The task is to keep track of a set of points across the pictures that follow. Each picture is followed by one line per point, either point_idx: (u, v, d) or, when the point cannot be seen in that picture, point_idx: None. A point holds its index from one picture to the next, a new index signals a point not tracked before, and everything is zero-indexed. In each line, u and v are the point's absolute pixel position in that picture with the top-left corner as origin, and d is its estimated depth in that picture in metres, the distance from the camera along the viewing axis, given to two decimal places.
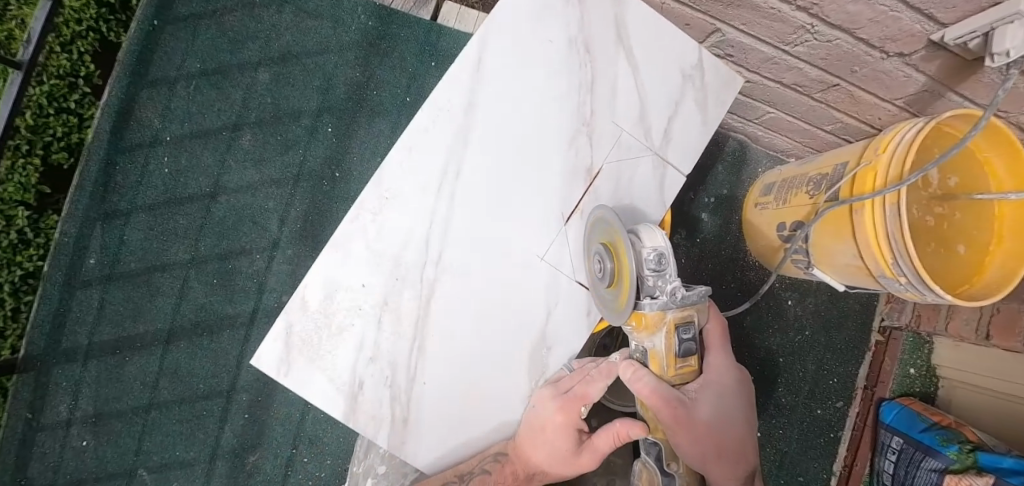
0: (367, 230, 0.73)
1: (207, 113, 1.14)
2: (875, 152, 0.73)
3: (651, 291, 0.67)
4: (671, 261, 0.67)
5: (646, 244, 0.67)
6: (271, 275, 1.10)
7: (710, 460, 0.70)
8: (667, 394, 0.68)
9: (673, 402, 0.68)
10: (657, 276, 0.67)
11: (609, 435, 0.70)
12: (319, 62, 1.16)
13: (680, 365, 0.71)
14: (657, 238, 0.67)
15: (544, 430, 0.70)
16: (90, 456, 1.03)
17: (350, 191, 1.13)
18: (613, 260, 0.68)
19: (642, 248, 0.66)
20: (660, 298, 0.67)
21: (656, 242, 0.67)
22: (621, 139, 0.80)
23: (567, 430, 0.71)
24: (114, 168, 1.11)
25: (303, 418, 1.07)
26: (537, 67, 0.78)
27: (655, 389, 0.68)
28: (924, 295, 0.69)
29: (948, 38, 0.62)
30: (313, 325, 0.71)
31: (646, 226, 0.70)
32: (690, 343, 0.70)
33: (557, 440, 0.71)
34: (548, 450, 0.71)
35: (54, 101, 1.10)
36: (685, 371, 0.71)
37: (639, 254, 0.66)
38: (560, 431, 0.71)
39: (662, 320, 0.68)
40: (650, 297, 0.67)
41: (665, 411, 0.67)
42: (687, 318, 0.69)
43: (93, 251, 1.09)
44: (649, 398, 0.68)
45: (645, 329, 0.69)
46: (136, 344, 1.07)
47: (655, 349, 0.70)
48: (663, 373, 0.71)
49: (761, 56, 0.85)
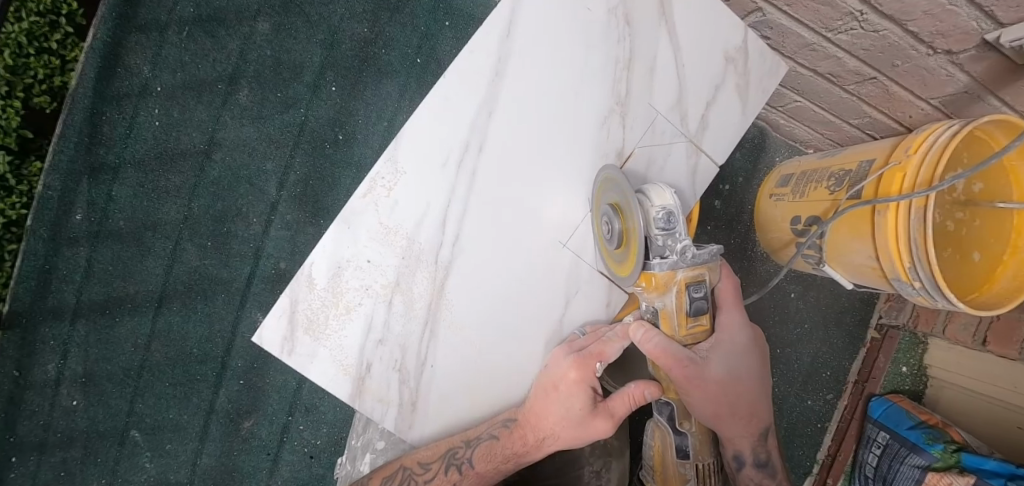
0: (380, 205, 0.69)
1: (202, 63, 1.06)
2: (906, 153, 0.69)
3: (660, 251, 0.64)
4: (681, 219, 0.64)
5: (655, 203, 0.64)
6: (268, 241, 1.06)
7: (721, 417, 0.72)
8: (677, 352, 0.67)
9: (684, 360, 0.67)
10: (667, 235, 0.63)
11: (625, 399, 0.67)
12: (324, 14, 1.08)
13: (692, 325, 0.69)
14: (666, 196, 0.64)
15: (555, 389, 0.68)
16: (80, 416, 1.02)
17: (354, 156, 1.08)
18: (621, 220, 0.65)
19: (650, 207, 0.63)
20: (670, 258, 0.64)
21: (665, 201, 0.64)
22: (654, 123, 0.76)
23: (581, 388, 0.67)
24: (100, 117, 1.03)
25: (299, 386, 1.07)
26: (571, 37, 0.72)
27: (665, 347, 0.66)
28: (935, 302, 0.66)
29: (1004, 39, 0.57)
30: (321, 303, 0.68)
31: (655, 185, 0.66)
32: (701, 302, 0.67)
33: (570, 399, 0.67)
34: (561, 410, 0.67)
35: (35, 40, 1.00)
36: (697, 331, 0.70)
37: (649, 213, 0.64)
38: (574, 389, 0.67)
39: (672, 279, 0.66)
40: (659, 257, 0.64)
41: (676, 369, 0.67)
42: (699, 277, 0.66)
43: (79, 206, 1.03)
44: (660, 358, 0.67)
45: (656, 289, 0.66)
46: (126, 304, 1.04)
47: (666, 308, 0.68)
48: (675, 333, 0.69)
49: (800, 41, 0.80)
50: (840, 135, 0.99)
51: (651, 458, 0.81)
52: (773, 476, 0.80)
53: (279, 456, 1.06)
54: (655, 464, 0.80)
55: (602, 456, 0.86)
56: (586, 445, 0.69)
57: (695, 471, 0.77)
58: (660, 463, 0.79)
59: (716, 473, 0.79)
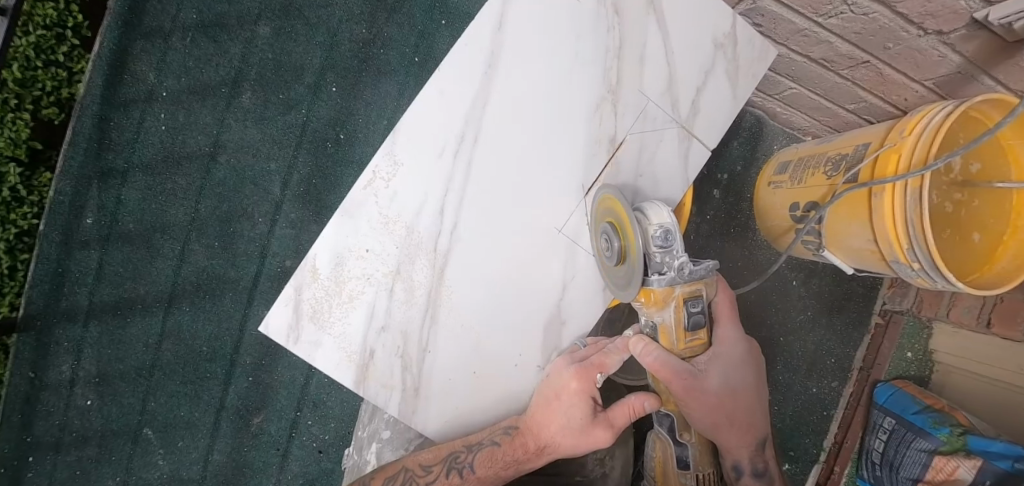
0: (379, 196, 0.70)
1: (205, 67, 1.08)
2: (900, 134, 0.69)
3: (659, 268, 0.65)
4: (678, 236, 0.65)
5: (652, 221, 0.65)
6: (273, 240, 1.08)
7: (721, 427, 0.73)
8: (676, 367, 0.68)
9: (683, 374, 0.68)
10: (664, 252, 0.65)
11: (626, 409, 0.69)
12: (323, 16, 1.10)
13: (690, 338, 0.70)
14: (664, 215, 0.66)
15: (557, 399, 0.69)
16: (95, 415, 1.04)
17: (355, 154, 1.10)
18: (620, 238, 0.67)
19: (648, 226, 0.65)
20: (667, 274, 0.66)
21: (662, 219, 0.65)
22: (646, 110, 0.77)
23: (582, 398, 0.68)
24: (108, 123, 1.06)
25: (307, 382, 1.08)
26: (562, 28, 0.74)
27: (664, 361, 0.68)
28: (935, 283, 0.66)
29: (992, 17, 0.57)
30: (324, 293, 0.70)
31: (653, 204, 0.68)
32: (698, 316, 0.69)
33: (572, 409, 0.69)
34: (563, 419, 0.68)
35: (42, 53, 1.02)
36: (695, 344, 0.71)
37: (646, 231, 0.65)
38: (575, 399, 0.68)
39: (670, 295, 0.67)
40: (658, 273, 0.66)
41: (676, 382, 0.69)
42: (695, 292, 0.68)
43: (90, 211, 1.06)
44: (659, 371, 0.68)
45: (655, 305, 0.68)
46: (137, 305, 1.06)
47: (665, 323, 0.69)
48: (673, 347, 0.70)
49: (791, 27, 0.81)
50: (837, 121, 0.99)
51: (653, 470, 0.83)
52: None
53: (288, 451, 1.08)
54: (657, 474, 0.82)
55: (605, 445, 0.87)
56: (586, 454, 0.70)
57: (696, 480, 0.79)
58: (662, 473, 0.81)
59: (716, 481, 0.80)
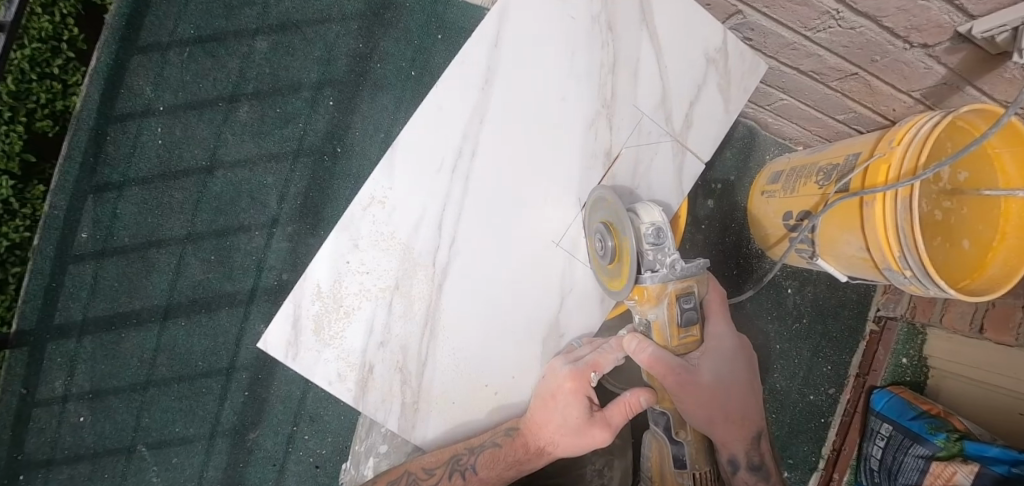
0: (378, 211, 0.71)
1: (202, 83, 1.09)
2: (890, 145, 0.70)
3: (651, 265, 0.66)
4: (669, 234, 0.66)
5: (644, 219, 0.66)
6: (271, 253, 1.08)
7: (715, 422, 0.74)
8: (671, 362, 0.68)
9: (677, 369, 0.69)
10: (656, 249, 0.66)
11: (621, 408, 0.68)
12: (320, 32, 1.12)
13: (684, 335, 0.71)
14: (655, 213, 0.66)
15: (553, 398, 0.69)
16: (88, 432, 1.03)
17: (352, 168, 1.10)
18: (613, 238, 0.67)
19: (640, 224, 0.65)
20: (660, 271, 0.67)
21: (653, 218, 0.66)
22: (640, 124, 0.78)
23: (578, 398, 0.68)
24: (104, 138, 1.07)
25: (304, 396, 1.08)
26: (557, 44, 0.75)
27: (660, 357, 0.68)
28: (927, 289, 0.66)
29: (976, 31, 0.58)
30: (322, 309, 0.70)
31: (644, 202, 0.68)
32: (691, 313, 0.70)
33: (568, 408, 0.68)
34: (559, 418, 0.68)
35: (37, 66, 1.04)
36: (689, 341, 0.72)
37: (638, 230, 0.66)
38: (570, 398, 0.68)
39: (663, 292, 0.68)
40: (650, 270, 0.67)
41: (671, 378, 0.69)
42: (688, 289, 0.69)
43: (85, 226, 1.05)
44: (652, 367, 0.68)
45: (648, 302, 0.69)
46: (131, 320, 1.05)
47: (658, 321, 0.70)
48: (667, 343, 0.71)
49: (781, 40, 0.82)
50: (828, 131, 1.00)
51: (650, 471, 0.82)
52: (768, 480, 0.81)
53: (285, 466, 1.07)
54: (654, 475, 0.81)
55: (605, 455, 0.86)
56: (585, 453, 0.70)
57: (693, 479, 0.78)
58: (659, 474, 0.80)
59: (713, 479, 0.80)
